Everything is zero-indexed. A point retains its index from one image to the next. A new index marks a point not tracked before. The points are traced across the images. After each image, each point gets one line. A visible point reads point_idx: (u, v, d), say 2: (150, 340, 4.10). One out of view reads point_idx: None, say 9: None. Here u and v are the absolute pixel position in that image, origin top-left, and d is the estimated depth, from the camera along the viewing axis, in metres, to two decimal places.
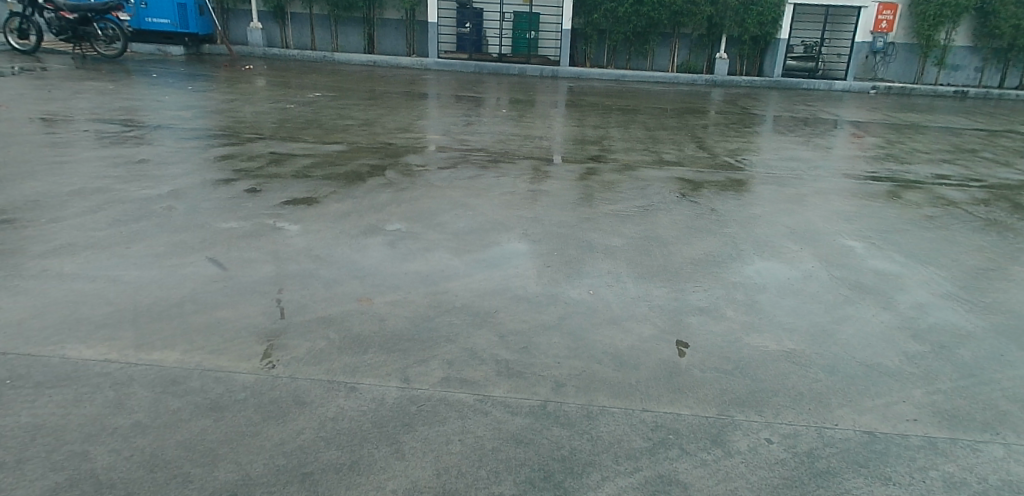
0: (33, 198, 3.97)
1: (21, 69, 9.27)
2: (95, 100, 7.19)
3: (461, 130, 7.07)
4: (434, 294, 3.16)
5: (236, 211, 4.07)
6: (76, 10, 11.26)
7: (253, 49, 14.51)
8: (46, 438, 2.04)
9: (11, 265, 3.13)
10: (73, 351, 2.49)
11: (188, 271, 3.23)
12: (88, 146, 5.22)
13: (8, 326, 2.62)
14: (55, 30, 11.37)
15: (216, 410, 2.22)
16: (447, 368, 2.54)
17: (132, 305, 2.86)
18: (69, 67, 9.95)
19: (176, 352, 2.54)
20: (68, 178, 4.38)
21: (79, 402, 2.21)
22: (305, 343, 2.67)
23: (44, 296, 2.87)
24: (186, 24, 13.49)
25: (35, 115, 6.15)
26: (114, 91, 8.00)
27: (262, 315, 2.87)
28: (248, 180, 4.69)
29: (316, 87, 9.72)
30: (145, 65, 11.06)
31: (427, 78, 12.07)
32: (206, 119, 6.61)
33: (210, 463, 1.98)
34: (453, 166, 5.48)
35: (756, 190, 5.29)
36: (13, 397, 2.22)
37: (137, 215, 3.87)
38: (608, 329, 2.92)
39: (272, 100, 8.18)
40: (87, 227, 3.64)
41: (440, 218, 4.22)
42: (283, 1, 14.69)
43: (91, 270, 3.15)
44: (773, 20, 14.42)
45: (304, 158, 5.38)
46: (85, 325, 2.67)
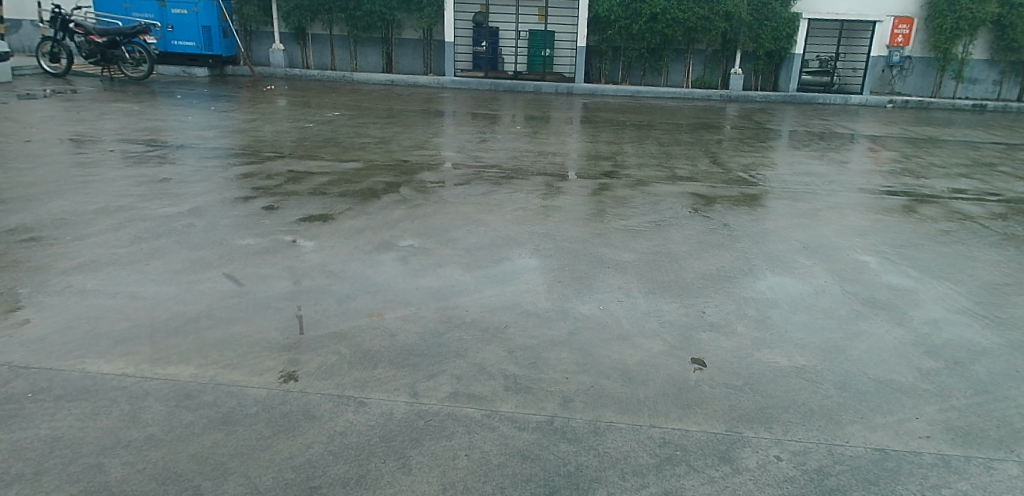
0: (59, 216, 4.09)
1: (53, 92, 9.57)
2: (121, 121, 7.38)
3: (475, 146, 7.14)
4: (444, 309, 3.19)
5: (253, 228, 4.15)
6: (105, 34, 11.67)
7: (274, 70, 14.83)
8: (63, 450, 2.09)
9: (37, 281, 3.22)
10: (92, 366, 2.55)
11: (205, 287, 3.30)
12: (113, 166, 5.34)
13: (31, 341, 2.70)
14: (86, 53, 11.79)
15: (227, 424, 2.26)
16: (455, 383, 2.56)
17: (151, 320, 2.94)
18: (97, 90, 10.25)
19: (191, 367, 2.60)
20: (93, 197, 4.50)
21: (96, 415, 2.27)
22: (317, 357, 2.71)
23: (69, 311, 2.97)
24: (210, 46, 13.79)
25: (64, 137, 6.33)
26: (140, 112, 8.20)
27: (276, 330, 2.92)
28: (266, 197, 4.79)
29: (335, 106, 9.91)
30: (171, 88, 11.33)
31: (445, 96, 12.25)
32: (227, 138, 6.76)
33: (220, 476, 2.01)
34: (467, 182, 5.53)
35: (769, 205, 5.25)
36: (33, 410, 2.28)
37: (158, 232, 3.96)
38: (617, 344, 2.91)
39: (291, 119, 8.34)
40: (110, 244, 3.74)
41: (452, 233, 4.26)
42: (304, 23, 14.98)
43: (114, 286, 3.24)
44: (788, 34, 14.41)
45: (320, 176, 5.46)
46: (105, 340, 2.75)
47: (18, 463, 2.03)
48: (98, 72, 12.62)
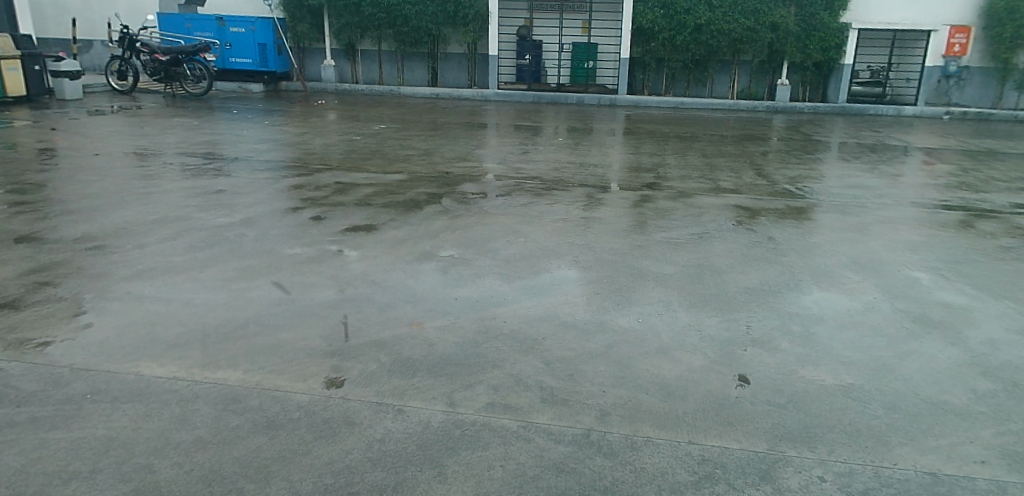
0: (121, 225, 4.30)
1: (120, 108, 10.09)
2: (181, 135, 7.72)
3: (517, 158, 7.19)
4: (483, 320, 3.22)
5: (301, 237, 4.27)
6: (169, 52, 12.31)
7: (325, 85, 15.29)
8: (117, 450, 2.20)
9: (99, 287, 3.40)
10: (146, 369, 2.67)
11: (253, 294, 3.41)
12: (172, 178, 5.59)
13: (92, 345, 2.85)
14: (151, 71, 12.43)
15: (271, 428, 2.33)
16: (492, 394, 2.58)
17: (202, 326, 3.06)
18: (160, 106, 10.76)
19: (239, 372, 2.69)
20: (153, 207, 4.72)
21: (149, 417, 2.38)
22: (358, 365, 2.77)
23: (127, 316, 3.11)
24: (266, 62, 14.29)
25: (128, 150, 6.66)
26: (198, 126, 8.57)
27: (319, 337, 3.00)
28: (313, 208, 4.93)
29: (382, 119, 10.14)
30: (228, 103, 11.80)
31: (488, 109, 12.38)
32: (279, 151, 6.99)
33: (263, 479, 2.07)
34: (508, 193, 5.57)
35: (815, 218, 5.11)
36: (91, 411, 2.40)
37: (212, 241, 4.12)
38: (656, 358, 2.88)
39: (340, 132, 8.57)
40: (167, 252, 3.91)
41: (492, 244, 4.30)
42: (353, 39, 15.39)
43: (169, 292, 3.38)
44: (837, 45, 14.05)
45: (366, 187, 5.59)
46: (159, 345, 2.87)
47: (76, 461, 2.14)
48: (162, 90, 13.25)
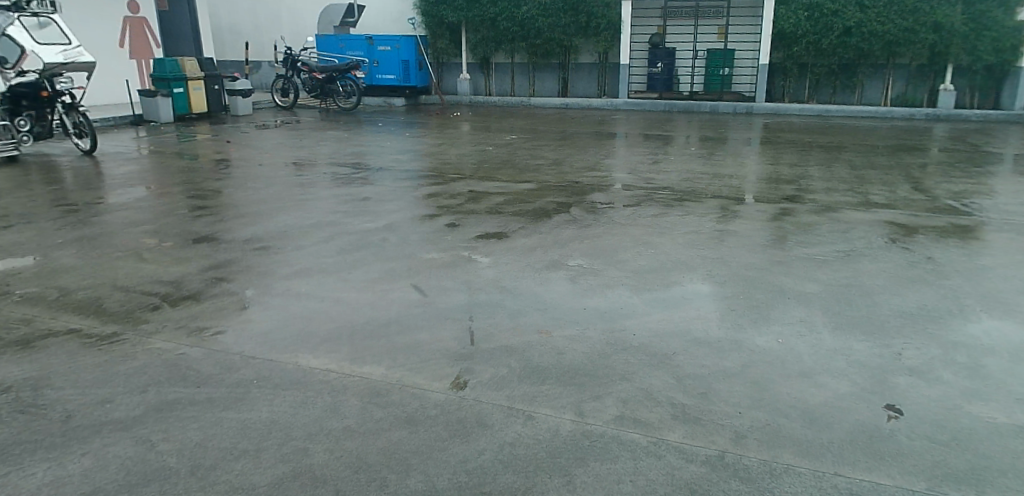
0: (282, 228, 4.76)
1: (282, 122, 11.18)
2: (333, 147, 8.39)
3: (647, 168, 7.08)
4: (612, 331, 3.20)
5: (437, 243, 4.49)
6: (324, 71, 13.46)
7: (460, 98, 15.99)
8: (278, 432, 2.44)
9: (264, 283, 3.78)
10: (303, 360, 2.94)
11: (395, 295, 3.64)
12: (324, 186, 6.09)
13: (258, 335, 3.18)
14: (309, 88, 13.71)
15: (411, 423, 2.48)
16: (621, 406, 2.56)
17: (349, 323, 3.31)
18: (315, 120, 11.74)
19: (381, 367, 2.88)
20: (308, 213, 5.17)
21: (305, 404, 2.61)
22: (489, 368, 2.87)
23: (286, 310, 3.44)
24: (408, 77, 15.19)
25: (288, 160, 7.35)
26: (348, 138, 9.27)
27: (453, 339, 3.14)
28: (449, 215, 5.16)
29: (513, 130, 10.40)
30: (373, 116, 12.67)
31: (618, 118, 12.30)
32: (418, 161, 7.39)
33: (404, 471, 2.21)
34: (638, 204, 5.50)
35: (987, 238, 4.57)
36: (257, 394, 2.68)
37: (358, 245, 4.45)
38: (797, 381, 2.72)
39: (474, 143, 8.90)
40: (320, 253, 4.27)
41: (621, 255, 4.27)
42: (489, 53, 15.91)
43: (321, 291, 3.69)
44: (1015, 45, 12.50)
45: (497, 196, 5.77)
46: (313, 338, 3.15)
47: (245, 440, 2.40)
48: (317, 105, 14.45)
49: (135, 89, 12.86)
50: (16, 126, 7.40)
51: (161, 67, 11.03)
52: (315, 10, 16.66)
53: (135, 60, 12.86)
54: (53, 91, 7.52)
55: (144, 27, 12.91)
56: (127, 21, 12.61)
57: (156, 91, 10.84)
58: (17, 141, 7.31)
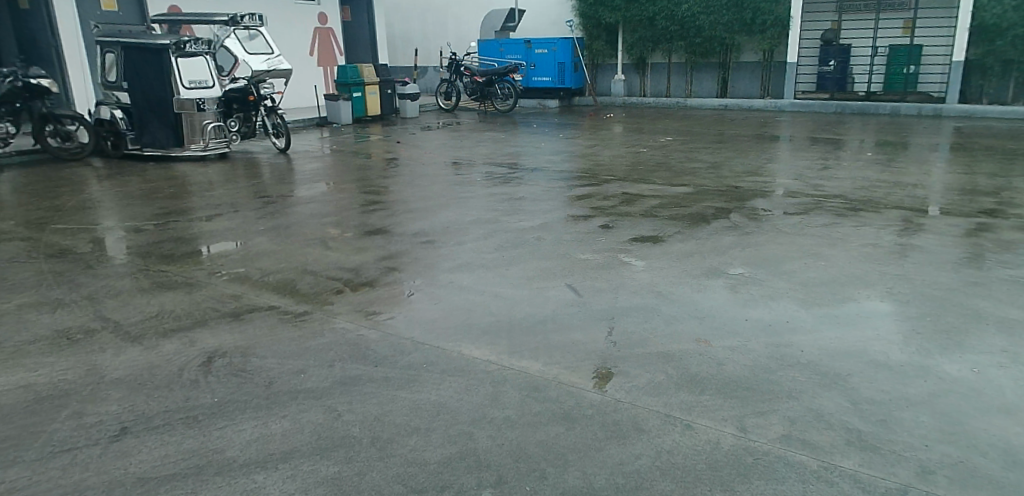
0: (445, 223, 5.06)
1: (444, 124, 11.85)
2: (491, 148, 8.74)
3: (815, 174, 6.61)
4: (776, 345, 3.06)
5: (592, 244, 4.54)
6: (484, 74, 14.13)
7: (613, 99, 15.96)
8: (445, 415, 2.61)
9: (430, 275, 4.05)
10: (466, 350, 3.12)
11: (551, 294, 3.74)
12: (483, 185, 6.37)
13: (426, 322, 3.42)
14: (469, 91, 14.46)
15: (568, 420, 2.54)
16: (788, 426, 2.44)
17: (509, 317, 3.46)
18: (474, 122, 12.29)
19: (539, 363, 2.98)
20: (468, 210, 5.45)
21: (469, 391, 2.78)
22: (646, 373, 2.86)
23: (451, 301, 3.67)
24: (563, 79, 15.36)
25: (449, 160, 7.78)
26: (504, 139, 9.60)
27: (609, 341, 3.17)
28: (603, 217, 5.19)
29: (668, 132, 10.17)
30: (528, 118, 13.02)
31: (782, 121, 11.59)
32: (571, 162, 7.48)
33: (562, 466, 2.27)
34: (805, 212, 5.17)
35: None
36: (426, 378, 2.89)
37: (515, 242, 4.62)
38: (998, 419, 2.42)
39: (627, 145, 8.84)
40: (480, 249, 4.49)
41: (787, 266, 4.04)
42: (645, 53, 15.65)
43: (482, 285, 3.89)
44: None
45: (652, 199, 5.69)
46: (475, 330, 3.32)
47: (416, 419, 2.60)
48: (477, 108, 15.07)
49: (322, 94, 14.24)
50: (227, 127, 8.38)
51: (343, 74, 12.07)
52: (477, 15, 17.39)
53: (322, 67, 14.24)
54: (258, 96, 8.52)
55: (329, 37, 14.26)
56: (316, 31, 13.98)
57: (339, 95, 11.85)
58: (227, 140, 8.32)
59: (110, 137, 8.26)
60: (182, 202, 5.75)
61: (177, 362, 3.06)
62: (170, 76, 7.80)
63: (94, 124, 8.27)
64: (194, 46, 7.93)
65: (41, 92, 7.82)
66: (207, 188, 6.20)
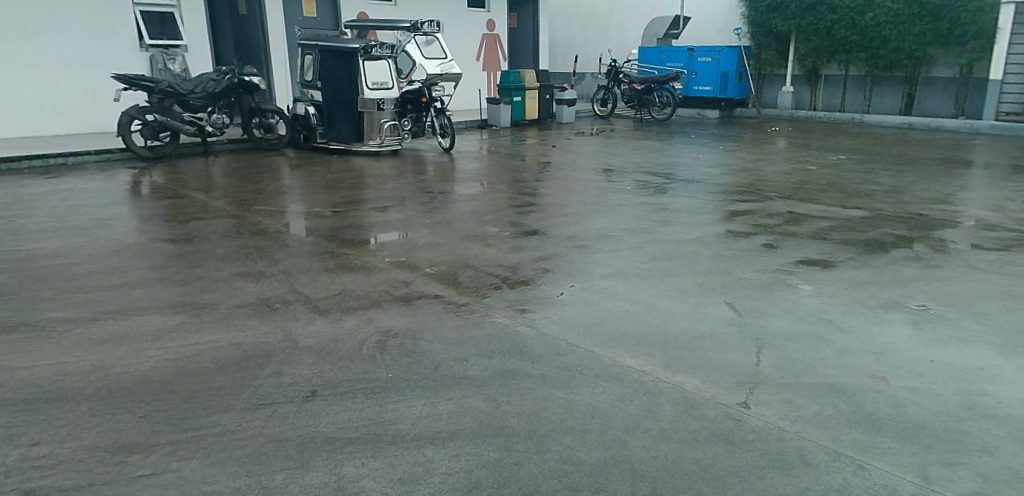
0: (599, 230, 5.11)
1: (599, 130, 11.93)
2: (646, 157, 8.67)
3: (1020, 206, 5.85)
4: (967, 394, 2.77)
5: (753, 263, 4.38)
6: (644, 82, 14.08)
7: (779, 112, 15.09)
8: (599, 420, 2.65)
9: (585, 279, 4.13)
10: (621, 358, 3.15)
11: (709, 310, 3.66)
12: (637, 194, 6.35)
13: (581, 326, 3.49)
14: (626, 98, 14.47)
15: (726, 442, 2.47)
16: (982, 482, 2.20)
17: (665, 330, 3.43)
18: (629, 130, 12.23)
19: (696, 380, 2.94)
20: (623, 218, 5.46)
21: (623, 399, 2.80)
22: (812, 404, 2.72)
23: (606, 308, 3.71)
24: (725, 89, 14.93)
25: (603, 167, 7.82)
26: (659, 149, 9.48)
27: (772, 366, 3.05)
28: (765, 235, 4.97)
29: (839, 150, 9.48)
30: (686, 128, 12.73)
31: (977, 144, 10.36)
32: (731, 176, 7.23)
33: (720, 486, 2.21)
34: (1006, 248, 4.61)
35: None
36: (581, 381, 2.96)
37: (671, 254, 4.56)
38: None
39: (793, 161, 8.36)
40: (635, 258, 4.50)
41: (982, 306, 3.64)
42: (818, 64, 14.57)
43: (637, 295, 3.89)
44: None
45: (821, 220, 5.36)
46: (630, 339, 3.34)
47: (571, 419, 2.67)
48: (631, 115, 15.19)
49: (485, 97, 14.83)
50: (401, 125, 9.09)
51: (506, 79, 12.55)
52: (641, 22, 17.33)
53: (486, 72, 14.84)
54: (430, 98, 9.01)
55: (495, 43, 14.86)
56: (485, 37, 14.64)
57: (500, 99, 12.38)
58: (402, 138, 9.09)
59: (303, 130, 9.19)
60: (359, 192, 6.32)
61: (357, 338, 3.39)
62: (358, 77, 8.56)
63: (290, 118, 9.19)
64: (379, 50, 8.62)
65: (249, 88, 8.86)
66: (380, 181, 6.75)
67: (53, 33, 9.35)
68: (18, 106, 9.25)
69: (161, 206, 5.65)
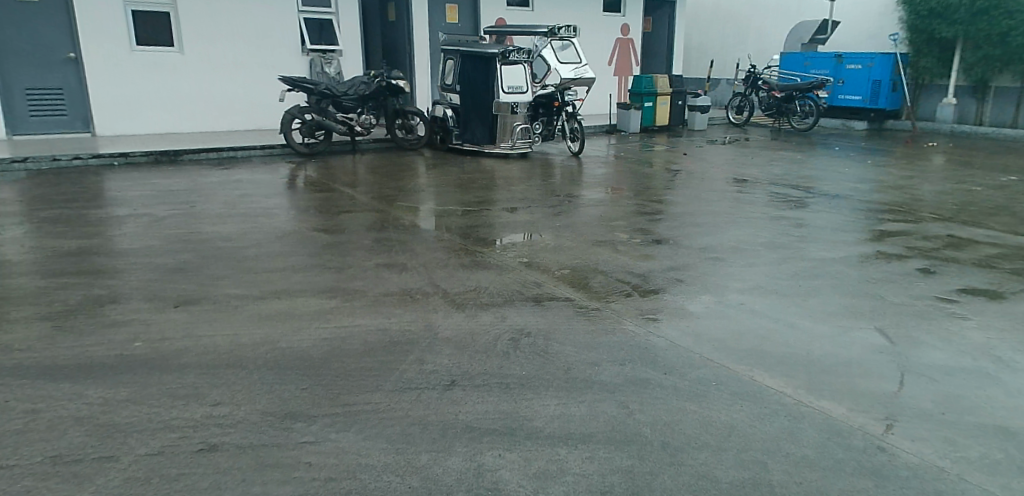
0: (734, 243, 4.97)
1: (732, 139, 11.51)
2: (784, 168, 8.27)
3: None
4: None
5: (908, 288, 4.08)
6: (785, 90, 13.61)
7: (937, 126, 13.87)
8: (737, 438, 2.60)
9: (719, 292, 4.04)
10: (760, 377, 3.07)
11: (856, 335, 3.47)
12: (774, 207, 6.09)
13: (716, 340, 3.43)
14: (765, 106, 14.05)
15: (877, 477, 2.33)
16: None
17: (806, 352, 3.30)
18: (765, 139, 11.70)
19: (842, 408, 2.80)
20: (759, 231, 5.28)
21: (762, 420, 2.73)
22: (978, 447, 2.51)
23: (741, 323, 3.62)
24: (876, 100, 13.92)
25: (737, 177, 7.56)
26: (798, 161, 9.00)
27: (930, 400, 2.84)
28: (921, 259, 4.61)
29: (1012, 169, 8.52)
30: (829, 139, 11.96)
31: None
32: (880, 193, 6.74)
33: None
34: None
35: None
36: (716, 397, 2.91)
37: (812, 273, 4.35)
38: None
39: (955, 180, 7.63)
40: (772, 274, 4.34)
41: None
42: (988, 74, 13.01)
43: (776, 312, 3.76)
44: None
45: (988, 247, 4.88)
46: (769, 358, 3.24)
47: (706, 434, 2.64)
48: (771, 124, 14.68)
49: (615, 102, 14.85)
50: (533, 129, 9.34)
51: (639, 84, 12.46)
52: (784, 27, 16.51)
53: (617, 76, 14.84)
54: (561, 102, 9.25)
55: (627, 47, 14.76)
56: (618, 42, 14.60)
57: (630, 104, 12.36)
58: (532, 141, 9.31)
59: (440, 132, 9.69)
60: (491, 193, 6.55)
61: (492, 334, 3.55)
62: (495, 82, 8.93)
63: (430, 120, 9.75)
64: (517, 56, 8.95)
65: (395, 90, 9.44)
66: (511, 183, 6.96)
67: (231, 39, 10.43)
68: (199, 103, 10.40)
69: (315, 199, 6.18)
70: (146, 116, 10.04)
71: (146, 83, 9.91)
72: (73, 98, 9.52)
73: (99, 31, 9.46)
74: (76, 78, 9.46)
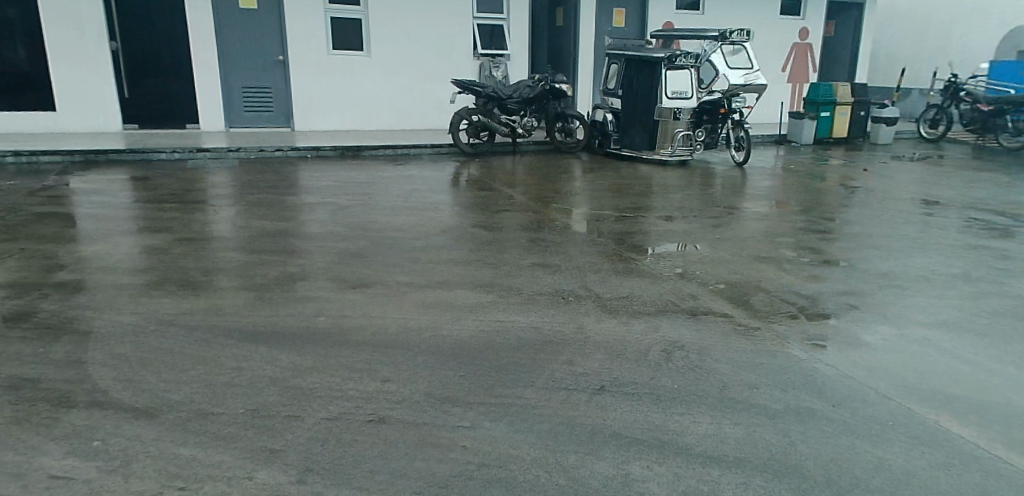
0: (920, 271, 4.49)
1: (922, 155, 10.35)
2: (986, 191, 7.30)
3: None
4: None
5: None
6: (994, 102, 11.97)
7: None
8: (915, 486, 2.36)
9: (900, 324, 3.68)
10: (947, 423, 2.75)
11: None
12: (972, 234, 5.41)
13: (894, 376, 3.14)
14: (966, 120, 12.59)
15: None
16: None
17: (1008, 402, 2.90)
18: (963, 157, 10.38)
19: None
20: (951, 260, 4.72)
21: (948, 471, 2.45)
22: None
23: (926, 361, 3.27)
24: None
25: (926, 198, 6.80)
26: (1005, 183, 7.89)
27: None
28: None
29: None
30: None
31: None
32: None
33: None
34: None
35: None
36: (892, 438, 2.66)
37: (1018, 312, 3.81)
38: None
39: None
40: (967, 309, 3.86)
41: None
42: None
43: (970, 353, 3.35)
44: None
45: None
46: (959, 403, 2.90)
47: (879, 477, 2.42)
48: (973, 139, 13.01)
49: (787, 111, 13.99)
50: (695, 136, 9.07)
51: (815, 92, 11.62)
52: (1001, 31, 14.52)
53: (791, 83, 13.93)
54: (728, 108, 8.88)
55: (805, 53, 13.81)
56: (796, 47, 13.70)
57: (804, 114, 11.58)
58: (693, 148, 9.06)
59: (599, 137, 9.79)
60: (647, 200, 6.48)
61: (645, 344, 3.52)
62: (658, 87, 8.78)
63: (589, 124, 9.85)
64: (684, 60, 8.68)
65: (558, 95, 9.64)
66: (668, 191, 6.83)
67: (411, 42, 11.23)
68: (380, 103, 11.35)
69: (476, 196, 6.50)
70: (335, 112, 11.13)
71: (338, 83, 10.98)
72: (279, 96, 10.82)
73: (302, 36, 10.61)
74: (282, 78, 10.71)
